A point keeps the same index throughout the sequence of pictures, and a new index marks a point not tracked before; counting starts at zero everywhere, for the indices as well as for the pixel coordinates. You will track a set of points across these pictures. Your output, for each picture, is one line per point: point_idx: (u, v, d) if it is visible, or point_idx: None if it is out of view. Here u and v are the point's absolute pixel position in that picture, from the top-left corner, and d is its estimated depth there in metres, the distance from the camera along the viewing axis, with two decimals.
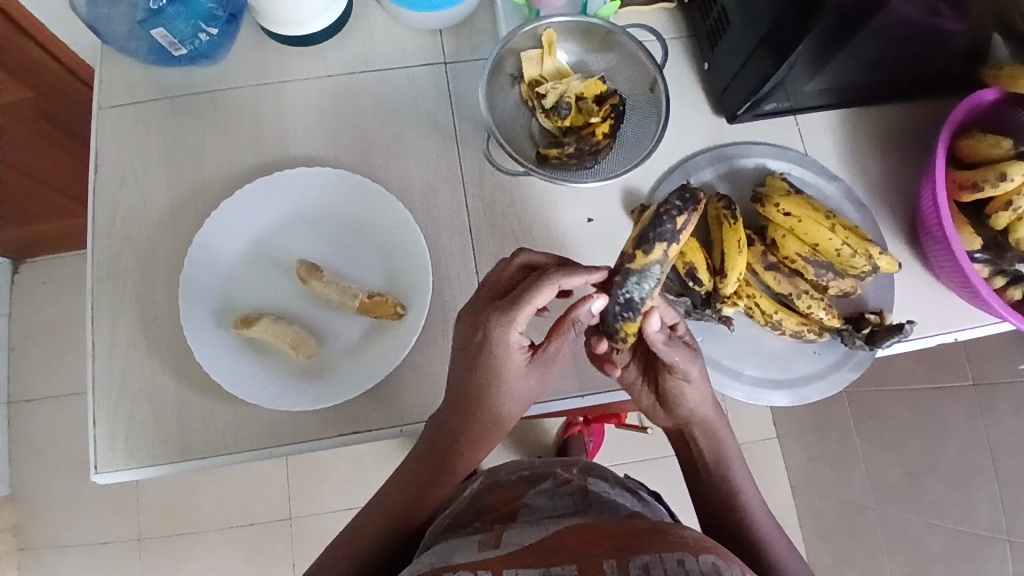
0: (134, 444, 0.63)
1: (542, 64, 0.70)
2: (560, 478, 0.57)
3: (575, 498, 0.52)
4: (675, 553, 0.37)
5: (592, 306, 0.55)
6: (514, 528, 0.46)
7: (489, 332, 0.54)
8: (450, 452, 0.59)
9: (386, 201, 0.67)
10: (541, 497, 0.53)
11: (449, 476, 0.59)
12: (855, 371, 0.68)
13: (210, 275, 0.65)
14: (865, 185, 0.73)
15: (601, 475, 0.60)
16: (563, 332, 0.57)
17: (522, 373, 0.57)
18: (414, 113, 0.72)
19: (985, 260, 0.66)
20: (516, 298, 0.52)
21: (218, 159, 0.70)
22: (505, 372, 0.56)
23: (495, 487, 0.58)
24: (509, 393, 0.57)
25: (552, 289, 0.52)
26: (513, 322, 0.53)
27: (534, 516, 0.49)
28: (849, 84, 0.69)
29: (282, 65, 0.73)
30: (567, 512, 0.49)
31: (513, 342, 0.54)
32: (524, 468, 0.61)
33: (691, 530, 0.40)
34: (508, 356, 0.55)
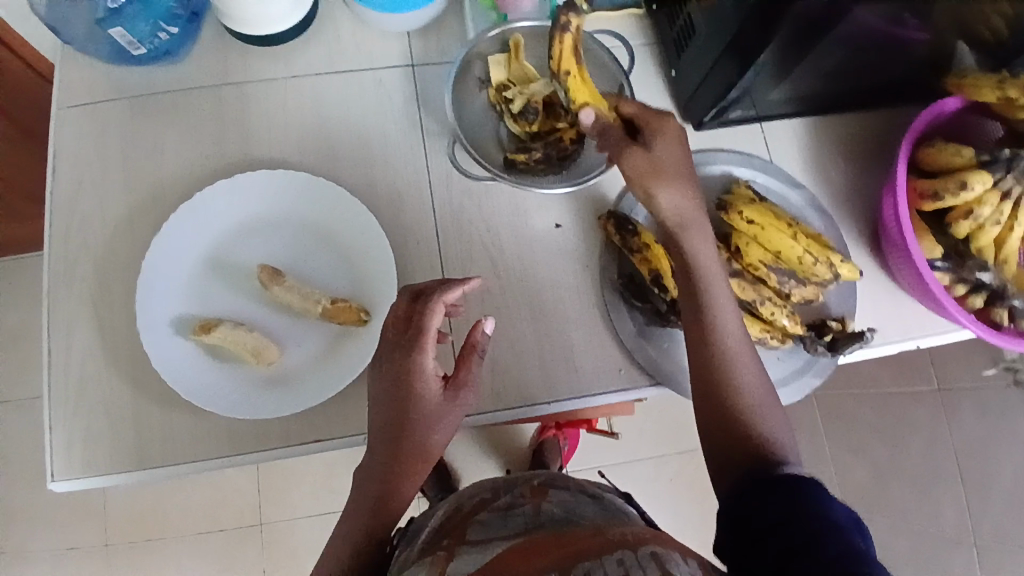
0: (91, 453, 0.62)
1: (509, 67, 0.69)
2: (517, 498, 0.53)
3: (526, 517, 0.48)
4: (615, 552, 0.35)
5: (486, 328, 0.56)
6: (462, 555, 0.44)
7: (403, 365, 0.53)
8: (382, 492, 0.54)
9: (351, 205, 0.66)
10: (496, 515, 0.50)
11: (393, 503, 0.55)
12: (818, 377, 0.69)
13: (168, 280, 0.63)
14: (829, 194, 0.74)
15: (562, 487, 0.56)
16: (470, 358, 0.57)
17: (440, 403, 0.55)
18: (380, 116, 0.71)
19: (945, 267, 0.67)
20: (415, 327, 0.53)
21: (179, 161, 0.69)
22: (423, 399, 0.54)
23: (451, 515, 0.53)
24: (436, 424, 0.54)
25: (442, 307, 0.54)
26: (421, 352, 0.53)
27: (482, 540, 0.46)
28: (814, 93, 0.70)
29: (246, 67, 0.71)
30: (516, 531, 0.46)
31: (429, 370, 0.54)
32: (484, 491, 0.57)
33: (628, 526, 0.40)
34: (422, 383, 0.54)
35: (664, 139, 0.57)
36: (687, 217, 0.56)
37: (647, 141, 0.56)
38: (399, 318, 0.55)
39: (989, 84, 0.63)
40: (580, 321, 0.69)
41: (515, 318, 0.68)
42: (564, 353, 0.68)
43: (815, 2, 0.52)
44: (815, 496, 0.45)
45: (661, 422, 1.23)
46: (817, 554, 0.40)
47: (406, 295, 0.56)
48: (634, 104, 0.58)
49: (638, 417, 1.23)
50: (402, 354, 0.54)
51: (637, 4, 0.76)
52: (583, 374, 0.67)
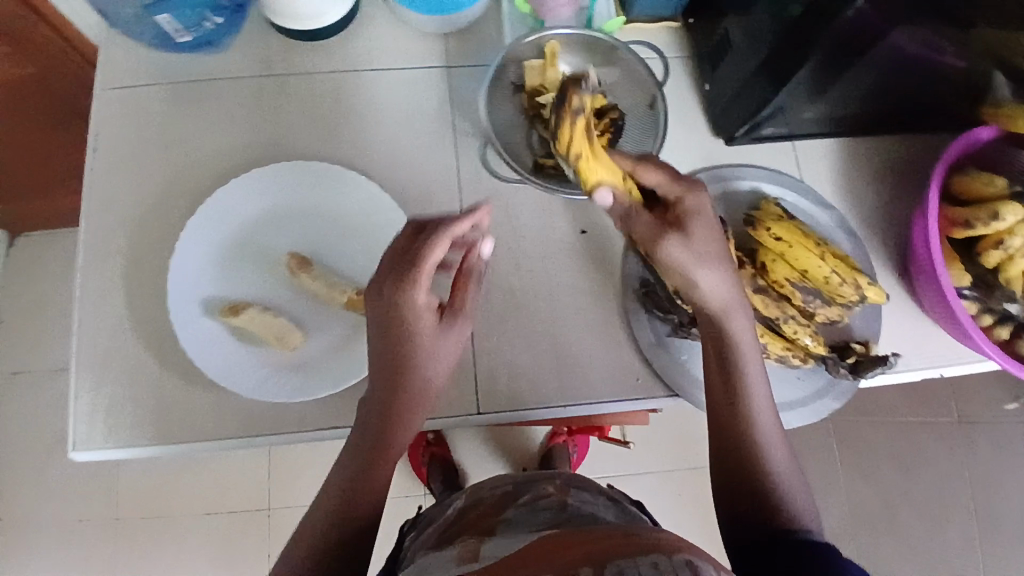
0: (112, 425, 0.63)
1: (544, 73, 0.69)
2: (540, 493, 0.55)
3: (552, 514, 0.50)
4: (649, 556, 0.36)
5: (482, 251, 0.59)
6: (493, 543, 0.45)
7: (398, 299, 0.53)
8: (381, 428, 0.54)
9: (381, 198, 0.67)
10: (521, 511, 0.51)
11: (391, 448, 0.55)
12: (838, 401, 0.68)
13: (199, 260, 0.65)
14: (858, 215, 0.73)
15: (583, 488, 0.57)
16: (464, 287, 0.58)
17: (436, 333, 0.55)
18: (414, 114, 0.72)
19: (973, 296, 0.67)
20: (412, 261, 0.53)
21: (216, 147, 0.70)
22: (420, 332, 0.54)
23: (475, 505, 0.54)
24: (433, 355, 0.55)
25: (446, 242, 0.53)
26: (416, 286, 0.53)
27: (511, 533, 0.47)
28: (848, 114, 0.69)
29: (286, 58, 0.73)
30: (545, 528, 0.47)
31: (423, 304, 0.54)
32: (507, 483, 0.57)
33: (663, 529, 0.39)
34: (418, 314, 0.54)
35: (700, 220, 0.55)
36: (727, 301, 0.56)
37: (682, 223, 0.55)
38: (399, 251, 0.54)
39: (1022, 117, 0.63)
40: (600, 327, 0.69)
41: (535, 320, 0.68)
42: (581, 358, 0.68)
43: (855, 22, 0.52)
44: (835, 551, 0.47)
45: (671, 436, 1.22)
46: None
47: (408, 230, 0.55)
48: (659, 173, 0.56)
49: (649, 429, 1.23)
50: (400, 285, 0.53)
51: (675, 16, 0.76)
52: (600, 381, 0.68)
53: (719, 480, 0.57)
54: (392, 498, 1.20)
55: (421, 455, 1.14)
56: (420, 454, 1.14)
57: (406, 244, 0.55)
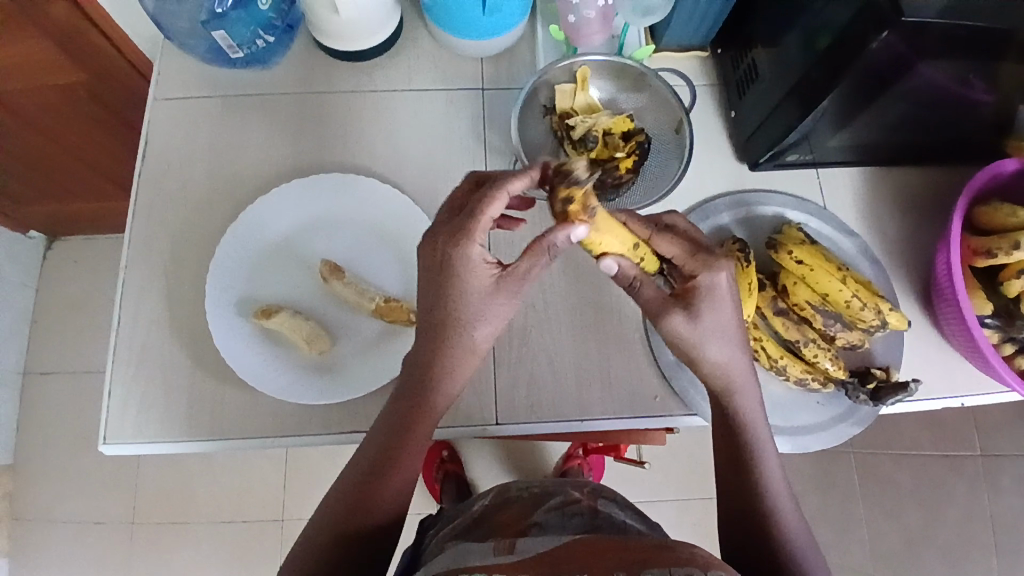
0: (144, 420, 0.66)
1: (574, 97, 0.72)
2: (570, 496, 0.57)
3: (584, 519, 0.52)
4: (687, 570, 0.39)
5: (571, 233, 0.52)
6: (527, 538, 0.47)
7: (447, 256, 0.52)
8: (420, 390, 0.56)
9: (412, 211, 0.70)
10: (552, 513, 0.53)
11: (425, 413, 0.56)
12: (857, 427, 0.68)
13: (238, 264, 0.67)
14: (881, 244, 0.74)
15: (611, 497, 0.59)
16: (533, 253, 0.54)
17: (489, 292, 0.53)
18: (447, 131, 0.75)
19: (994, 324, 0.67)
20: (469, 213, 0.51)
21: (258, 157, 0.74)
22: (470, 289, 0.53)
23: (505, 504, 0.57)
24: (479, 322, 0.54)
25: (505, 196, 0.51)
26: (469, 241, 0.52)
27: (546, 533, 0.49)
28: (872, 143, 0.71)
29: (329, 76, 0.77)
30: (578, 531, 0.50)
31: (475, 261, 0.52)
32: (537, 485, 0.60)
33: (698, 547, 0.42)
34: (471, 269, 0.52)
35: (711, 305, 0.55)
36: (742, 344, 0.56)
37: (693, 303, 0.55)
38: (460, 202, 0.54)
39: None
40: (620, 345, 0.70)
41: (557, 334, 0.70)
42: (601, 372, 0.69)
43: (880, 53, 0.54)
44: None
45: (686, 463, 1.22)
46: None
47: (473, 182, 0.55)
48: (675, 247, 0.56)
49: (665, 455, 1.22)
50: (456, 234, 0.52)
51: (703, 46, 0.79)
52: (619, 396, 0.69)
53: (735, 500, 0.57)
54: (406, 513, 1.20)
55: (435, 471, 1.16)
56: (435, 471, 1.16)
57: (466, 198, 0.54)
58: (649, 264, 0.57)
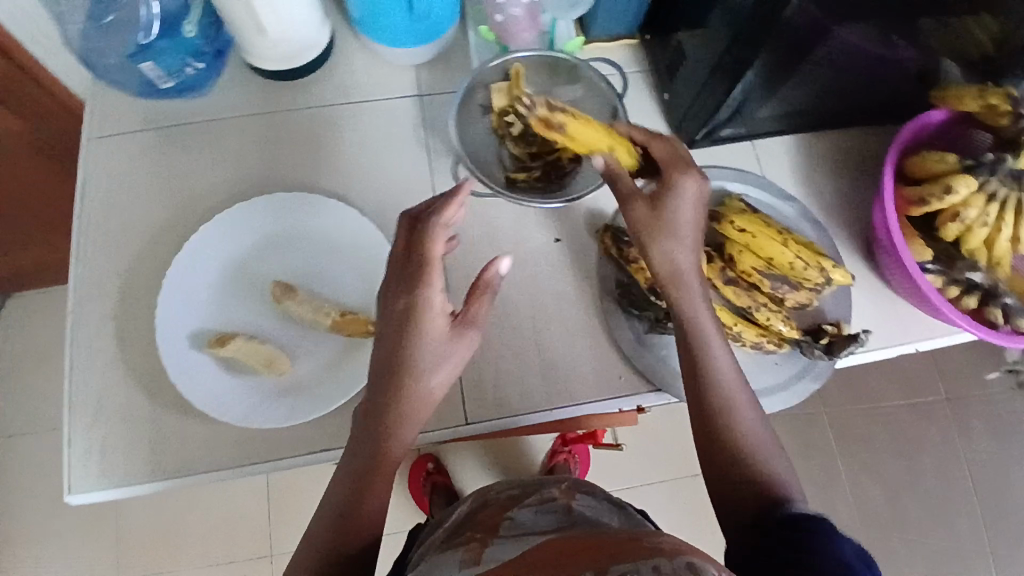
0: (110, 464, 0.64)
1: (511, 93, 0.71)
2: (548, 496, 0.56)
3: (559, 516, 0.52)
4: (651, 560, 0.38)
5: (498, 267, 0.56)
6: (496, 544, 0.47)
7: (413, 298, 0.54)
8: (389, 391, 0.55)
9: (359, 223, 0.69)
10: (527, 512, 0.53)
11: (400, 417, 0.55)
12: (816, 381, 0.70)
13: (188, 295, 0.66)
14: (821, 207, 0.76)
15: (589, 493, 0.59)
16: (482, 296, 0.57)
17: (445, 340, 0.55)
18: (388, 140, 0.76)
19: (937, 270, 0.69)
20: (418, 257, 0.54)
21: (201, 185, 0.73)
22: (428, 337, 0.54)
23: (481, 507, 0.57)
24: (438, 366, 0.55)
25: (444, 230, 0.55)
26: (430, 283, 0.54)
27: (516, 534, 0.49)
28: (801, 110, 0.73)
29: (264, 98, 0.76)
30: (550, 528, 0.50)
31: (438, 302, 0.54)
32: (514, 488, 0.60)
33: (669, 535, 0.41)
34: (430, 316, 0.54)
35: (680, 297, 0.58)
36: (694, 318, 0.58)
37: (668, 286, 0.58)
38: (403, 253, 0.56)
39: (969, 94, 0.65)
40: (581, 332, 0.71)
41: (518, 328, 0.70)
42: (566, 361, 0.70)
43: (798, 20, 0.56)
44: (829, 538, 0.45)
45: (667, 442, 1.23)
46: None
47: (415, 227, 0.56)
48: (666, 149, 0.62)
49: (647, 440, 1.24)
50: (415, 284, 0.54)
51: (632, 34, 0.80)
52: (586, 382, 0.70)
53: None
54: (397, 530, 1.19)
55: (422, 483, 1.16)
56: (423, 482, 1.16)
57: (408, 239, 0.56)
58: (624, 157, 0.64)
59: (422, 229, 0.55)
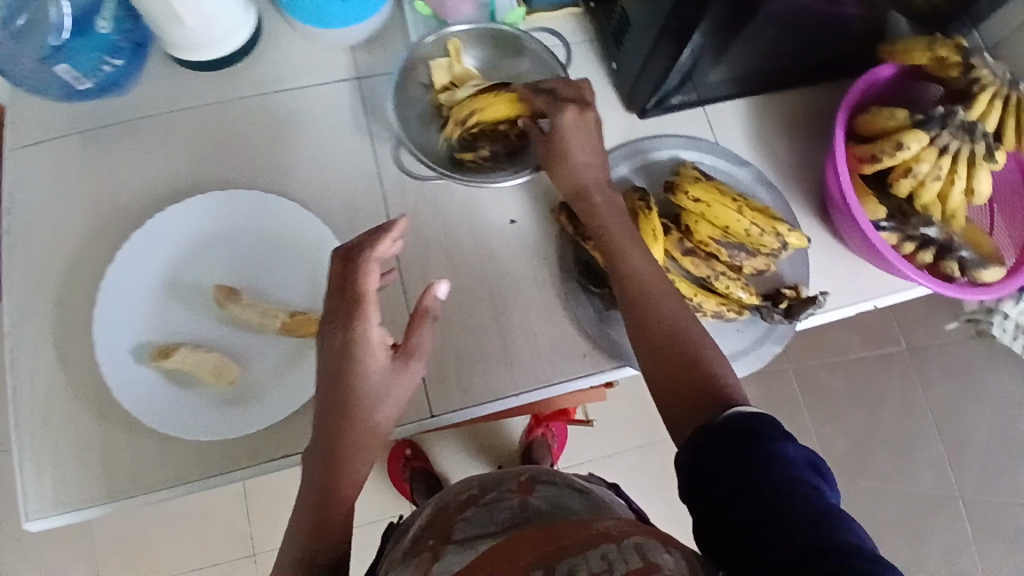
0: (61, 488, 0.62)
1: (451, 70, 0.70)
2: (504, 492, 0.56)
3: (512, 512, 0.52)
4: (599, 547, 0.40)
5: (437, 293, 0.55)
6: (447, 555, 0.48)
7: (350, 333, 0.53)
8: (337, 417, 0.54)
9: (303, 218, 0.66)
10: (481, 511, 0.54)
11: (350, 440, 0.54)
12: (778, 344, 0.69)
13: (127, 306, 0.63)
14: (775, 170, 0.75)
15: (549, 481, 0.59)
16: (422, 326, 0.55)
17: (387, 372, 0.55)
18: (328, 128, 0.72)
19: (891, 227, 0.67)
20: (350, 294, 0.54)
21: (133, 189, 0.70)
22: (369, 370, 0.54)
23: (440, 510, 0.57)
24: (383, 399, 0.54)
25: (374, 267, 0.54)
26: (366, 317, 0.53)
27: (467, 539, 0.49)
28: (750, 71, 0.71)
29: (193, 92, 0.72)
30: (501, 528, 0.50)
31: (376, 335, 0.54)
32: (471, 487, 0.60)
33: (611, 524, 0.44)
34: (368, 351, 0.54)
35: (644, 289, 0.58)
36: (649, 294, 0.57)
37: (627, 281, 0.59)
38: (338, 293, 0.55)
39: (918, 48, 0.64)
40: (541, 313, 0.69)
41: (476, 314, 0.69)
42: (527, 344, 0.69)
43: None
44: (778, 451, 0.43)
45: (642, 412, 1.24)
46: (777, 524, 0.39)
47: (345, 264, 0.55)
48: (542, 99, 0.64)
49: (622, 411, 1.24)
50: (350, 320, 0.53)
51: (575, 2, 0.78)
52: (549, 364, 0.68)
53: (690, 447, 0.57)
54: (379, 518, 1.19)
55: (402, 471, 1.15)
56: (402, 470, 1.15)
57: (341, 277, 0.55)
58: (534, 108, 0.67)
59: (351, 268, 0.55)
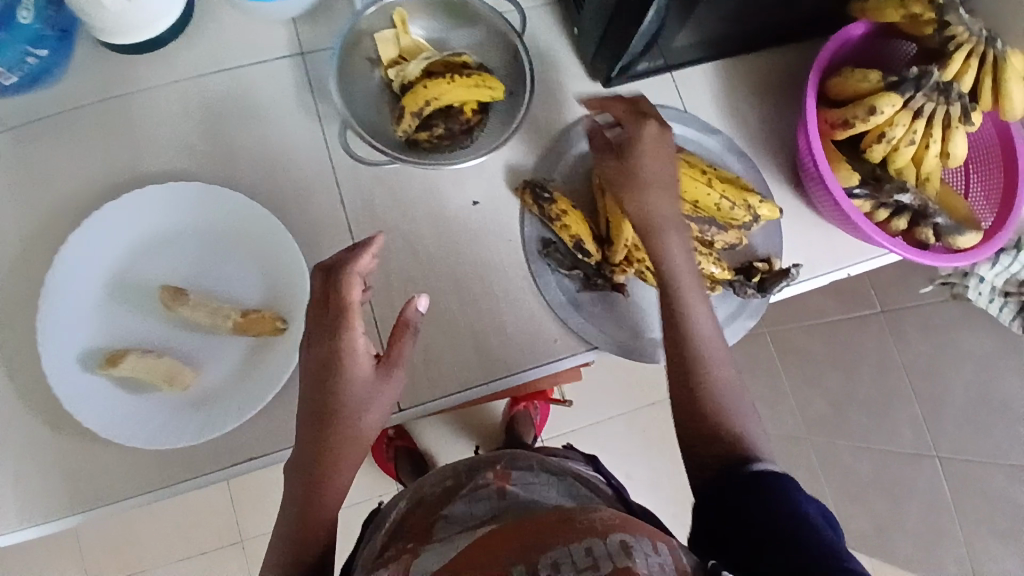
0: (16, 504, 0.60)
1: (399, 42, 0.66)
2: (482, 482, 0.56)
3: (491, 503, 0.52)
4: (584, 541, 0.39)
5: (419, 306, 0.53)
6: (428, 551, 0.46)
7: (334, 346, 0.52)
8: (320, 431, 0.53)
9: (251, 210, 0.63)
10: (461, 506, 0.53)
11: (335, 454, 0.53)
12: (752, 319, 0.67)
13: (70, 312, 0.60)
14: (746, 137, 0.72)
15: (523, 467, 0.59)
16: (405, 337, 0.54)
17: (371, 383, 0.53)
18: (273, 111, 0.68)
19: (864, 195, 0.65)
20: (334, 308, 0.52)
21: (70, 186, 0.65)
22: (354, 382, 0.52)
23: (417, 503, 0.56)
24: (367, 410, 0.53)
25: (357, 280, 0.53)
26: (351, 327, 0.52)
27: (448, 533, 0.49)
28: (717, 34, 0.67)
29: (126, 77, 0.67)
30: (482, 520, 0.49)
31: (362, 345, 0.52)
32: (445, 477, 0.59)
33: (597, 512, 0.43)
34: (352, 364, 0.52)
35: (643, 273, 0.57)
36: None
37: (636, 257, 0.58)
38: (321, 304, 0.53)
39: (891, 6, 0.62)
40: (508, 297, 0.67)
41: (440, 302, 0.66)
42: (495, 330, 0.66)
43: None
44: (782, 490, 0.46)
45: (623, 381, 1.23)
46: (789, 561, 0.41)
47: (326, 276, 0.53)
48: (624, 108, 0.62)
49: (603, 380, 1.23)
50: (335, 332, 0.52)
51: None
52: (518, 350, 0.66)
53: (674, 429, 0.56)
54: (364, 499, 1.19)
55: (384, 452, 1.14)
56: (384, 452, 1.14)
57: (323, 288, 0.53)
58: (490, 94, 0.64)
59: (333, 280, 0.53)
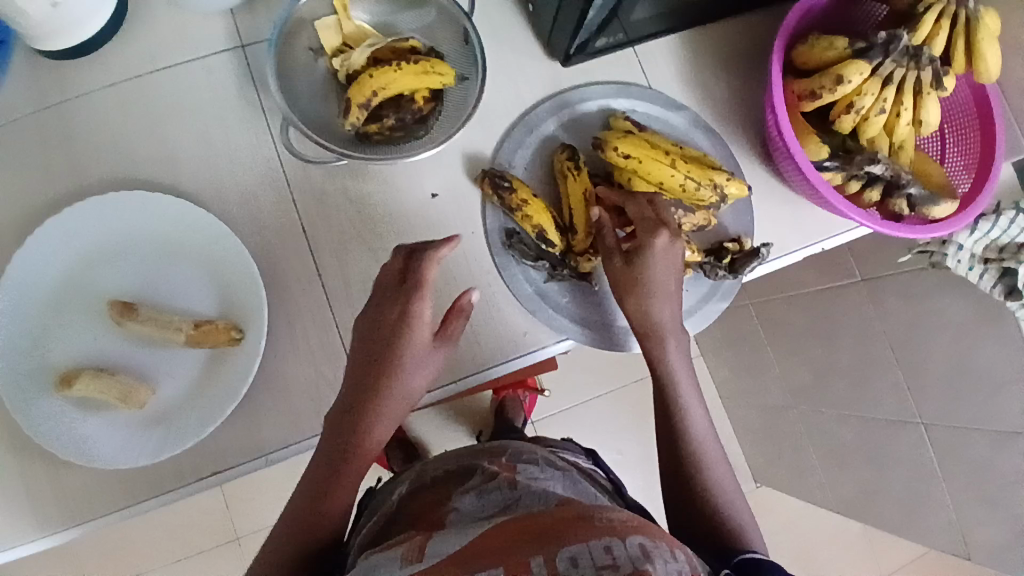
0: None
1: (341, 29, 0.62)
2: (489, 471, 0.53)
3: (503, 493, 0.49)
4: (602, 539, 0.37)
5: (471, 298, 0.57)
6: (441, 535, 0.43)
7: (400, 316, 0.54)
8: (370, 395, 0.54)
9: (198, 217, 0.60)
10: (471, 495, 0.50)
11: (381, 417, 0.55)
12: (724, 301, 0.66)
13: (15, 333, 0.58)
14: (714, 111, 0.69)
15: (528, 460, 0.57)
16: (458, 321, 0.58)
17: (426, 355, 0.56)
18: (217, 109, 0.65)
19: (835, 167, 0.62)
20: (410, 281, 0.55)
21: (9, 201, 0.63)
22: (414, 350, 0.55)
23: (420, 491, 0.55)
24: (416, 380, 0.56)
25: (433, 261, 0.55)
26: (422, 301, 0.55)
27: (463, 519, 0.46)
28: (679, 5, 0.63)
29: (58, 84, 0.64)
30: (494, 511, 0.46)
31: (428, 317, 0.55)
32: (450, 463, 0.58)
33: (614, 512, 0.40)
34: (416, 332, 0.55)
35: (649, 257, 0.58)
36: None
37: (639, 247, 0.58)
38: (393, 275, 0.56)
39: None
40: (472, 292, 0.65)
41: None
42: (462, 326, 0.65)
43: None
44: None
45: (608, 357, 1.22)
46: None
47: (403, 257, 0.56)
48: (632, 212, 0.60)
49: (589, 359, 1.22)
50: (405, 301, 0.55)
51: None
52: (486, 345, 0.65)
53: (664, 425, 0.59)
54: None
55: None
56: None
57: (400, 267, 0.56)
58: (441, 80, 0.61)
59: (412, 261, 0.55)
